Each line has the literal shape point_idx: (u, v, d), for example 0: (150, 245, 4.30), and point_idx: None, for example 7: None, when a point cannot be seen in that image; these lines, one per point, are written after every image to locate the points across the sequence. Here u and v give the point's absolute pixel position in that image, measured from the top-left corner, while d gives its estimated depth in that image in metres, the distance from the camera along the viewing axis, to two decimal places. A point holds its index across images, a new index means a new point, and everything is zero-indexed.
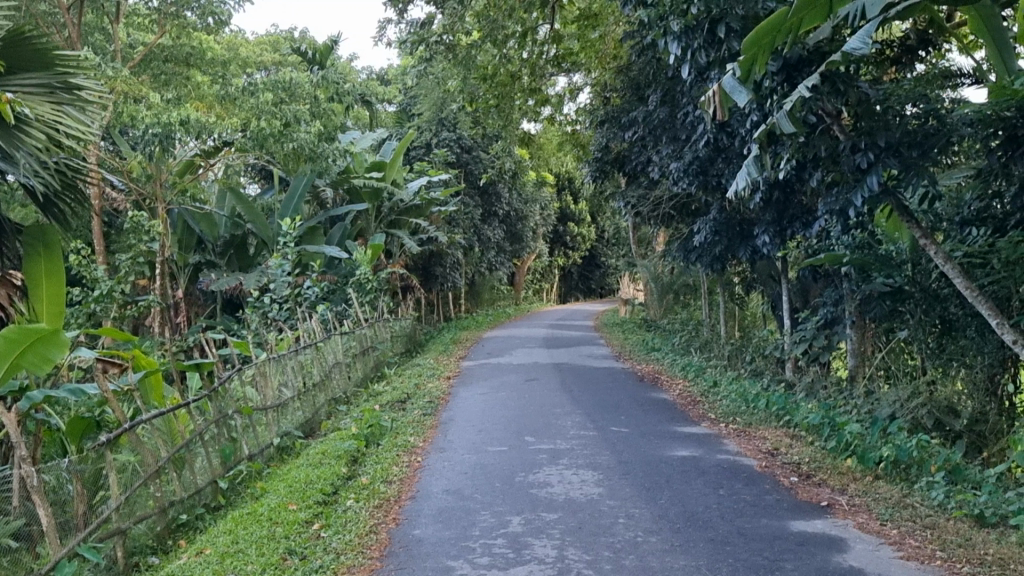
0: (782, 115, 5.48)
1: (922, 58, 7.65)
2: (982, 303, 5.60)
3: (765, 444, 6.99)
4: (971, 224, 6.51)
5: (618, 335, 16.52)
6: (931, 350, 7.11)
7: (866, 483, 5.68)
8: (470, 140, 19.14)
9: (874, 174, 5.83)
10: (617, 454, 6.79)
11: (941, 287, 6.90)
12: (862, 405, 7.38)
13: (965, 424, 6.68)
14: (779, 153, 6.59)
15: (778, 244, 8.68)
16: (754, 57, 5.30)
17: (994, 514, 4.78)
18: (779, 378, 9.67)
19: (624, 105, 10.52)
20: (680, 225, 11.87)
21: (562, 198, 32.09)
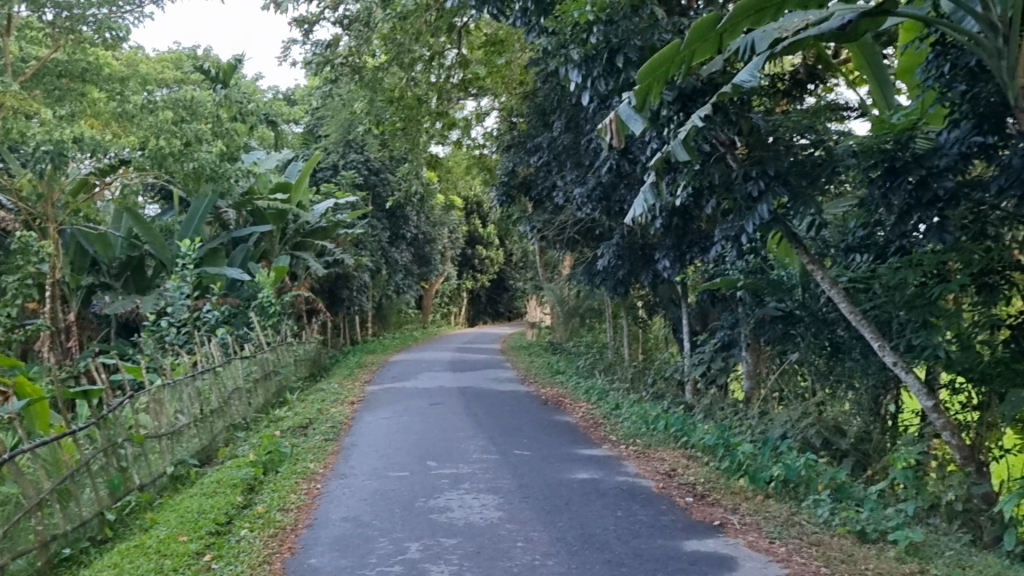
0: (677, 143, 5.59)
1: (811, 91, 8.01)
2: (865, 327, 5.88)
3: (663, 465, 7.13)
4: (856, 250, 6.68)
5: (524, 359, 16.59)
6: (820, 372, 7.40)
7: (758, 502, 5.85)
8: (377, 162, 19.04)
9: (765, 203, 6.07)
10: (518, 477, 6.81)
11: (828, 311, 7.21)
12: (756, 426, 7.61)
13: (851, 443, 6.97)
14: (676, 180, 6.77)
15: (678, 269, 8.90)
16: (649, 88, 5.40)
17: (875, 530, 5.02)
18: (679, 400, 9.88)
19: (530, 131, 10.66)
20: (585, 249, 12.05)
21: (470, 222, 32.20)
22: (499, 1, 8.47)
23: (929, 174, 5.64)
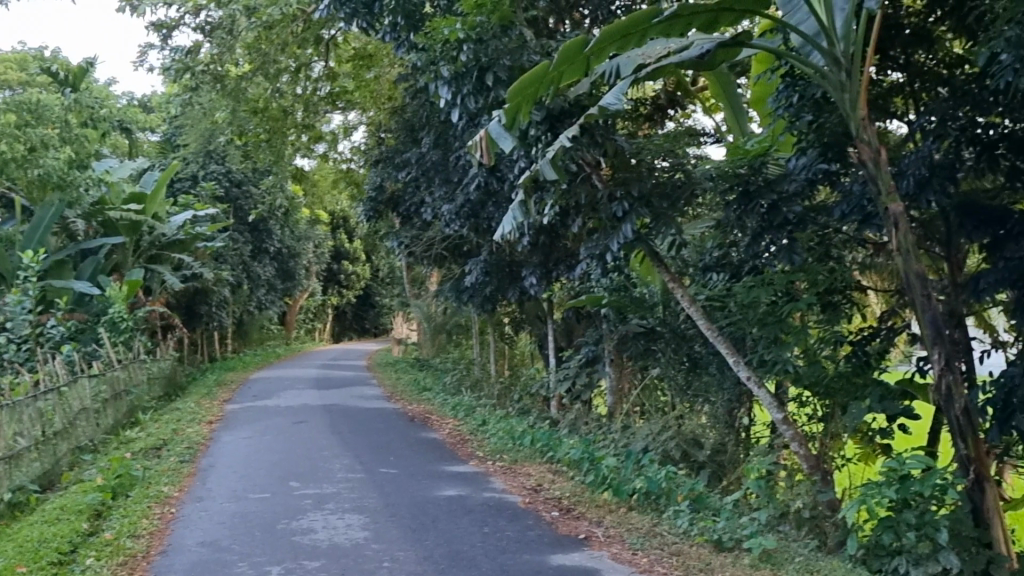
0: (545, 162, 5.68)
1: (671, 116, 8.33)
2: (721, 342, 6.14)
3: (529, 480, 7.19)
4: (712, 269, 6.99)
5: (390, 376, 16.40)
6: (679, 386, 7.65)
7: (622, 515, 5.99)
8: (239, 174, 18.48)
9: (629, 222, 6.25)
10: (384, 496, 6.71)
11: (687, 327, 7.49)
12: (619, 440, 7.80)
13: (707, 455, 7.23)
14: (543, 198, 6.88)
15: (544, 286, 9.04)
16: (518, 107, 5.47)
17: (730, 538, 5.22)
18: (545, 415, 10.01)
19: (399, 146, 10.61)
20: (452, 266, 12.05)
21: (335, 236, 31.70)
22: (369, 15, 8.42)
23: (779, 199, 6.05)
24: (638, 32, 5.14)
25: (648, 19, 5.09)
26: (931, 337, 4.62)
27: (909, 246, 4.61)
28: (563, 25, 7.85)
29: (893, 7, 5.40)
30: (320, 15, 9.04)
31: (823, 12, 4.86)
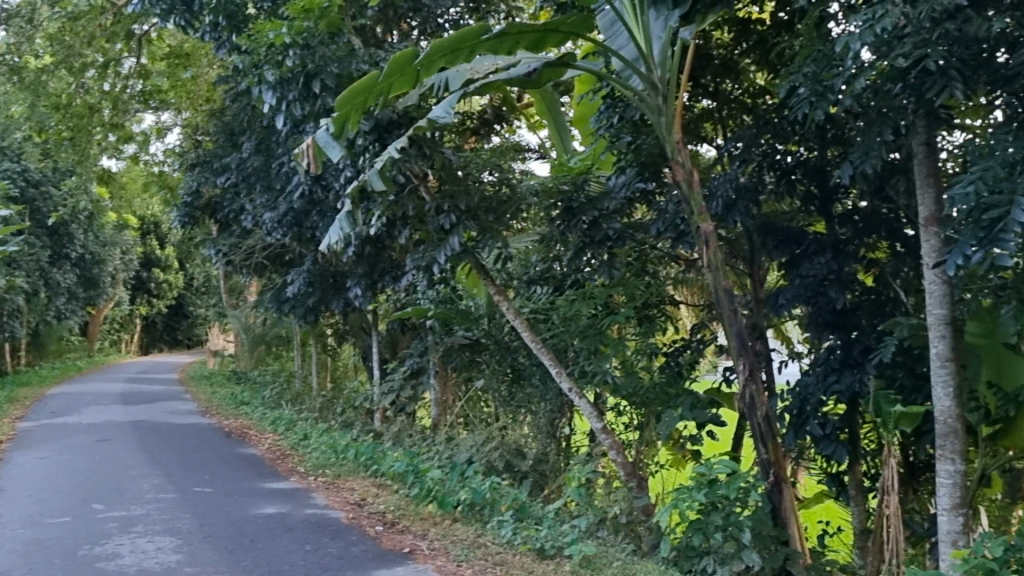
0: (374, 173, 5.62)
1: (497, 131, 8.47)
2: (544, 353, 6.27)
3: (353, 495, 7.06)
4: (536, 282, 7.16)
5: (204, 390, 15.65)
6: (503, 397, 7.74)
7: (446, 526, 6.00)
8: (37, 173, 17.18)
9: (456, 235, 6.27)
10: (197, 516, 6.39)
11: (511, 339, 7.61)
12: (443, 452, 7.82)
13: (530, 465, 7.35)
14: (370, 209, 6.80)
15: (370, 297, 8.91)
16: (346, 116, 5.39)
17: (553, 546, 5.35)
18: (368, 429, 9.86)
19: (218, 150, 10.21)
20: (273, 276, 11.67)
21: (145, 242, 30.02)
22: (187, 13, 8.06)
23: (600, 216, 6.28)
24: (467, 48, 5.16)
25: (477, 35, 5.12)
26: (737, 349, 4.91)
27: (718, 262, 4.92)
28: (391, 36, 7.76)
29: (704, 39, 5.73)
30: (133, 9, 8.57)
31: (642, 40, 5.11)
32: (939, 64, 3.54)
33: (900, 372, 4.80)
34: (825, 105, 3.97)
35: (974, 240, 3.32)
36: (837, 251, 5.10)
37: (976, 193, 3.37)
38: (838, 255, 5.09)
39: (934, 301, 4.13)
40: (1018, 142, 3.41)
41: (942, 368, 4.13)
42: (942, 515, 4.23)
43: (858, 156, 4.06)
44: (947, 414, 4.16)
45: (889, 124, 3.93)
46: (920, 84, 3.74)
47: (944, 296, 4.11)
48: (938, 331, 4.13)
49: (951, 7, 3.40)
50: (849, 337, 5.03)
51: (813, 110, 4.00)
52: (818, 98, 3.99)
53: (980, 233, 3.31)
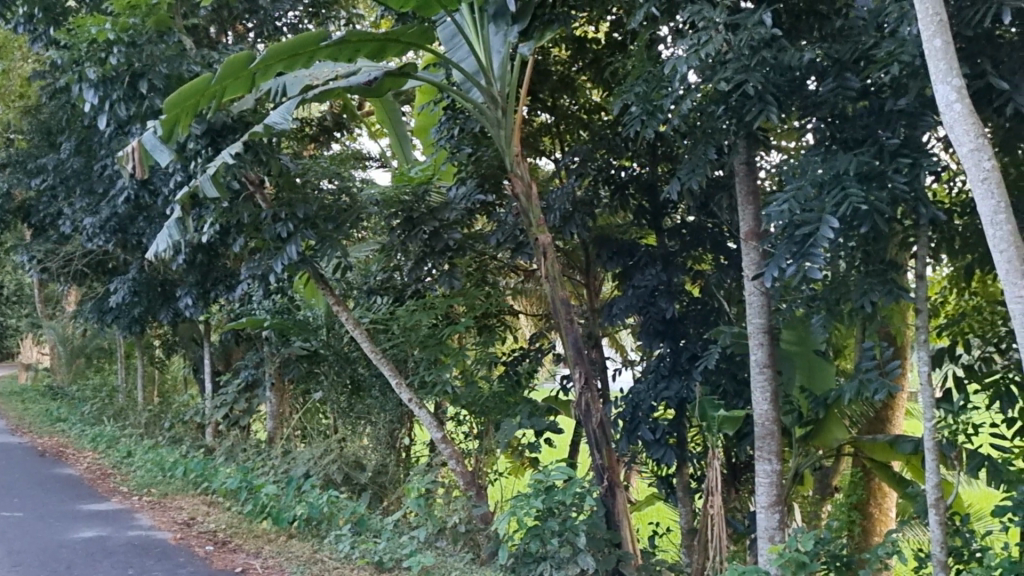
0: (206, 178, 5.40)
1: (337, 138, 8.38)
2: (383, 364, 6.22)
3: (181, 514, 6.73)
4: (376, 292, 6.99)
5: (14, 407, 14.48)
6: (341, 409, 7.58)
7: (280, 543, 5.84)
8: None
9: (294, 243, 6.04)
10: (5, 543, 5.91)
11: (351, 349, 7.49)
12: (279, 466, 7.60)
13: (368, 477, 7.25)
14: (202, 216, 6.54)
15: (201, 307, 8.53)
16: (177, 118, 5.17)
17: (391, 559, 5.32)
18: (199, 444, 9.44)
19: (33, 150, 9.54)
20: (94, 284, 10.99)
21: None
22: None
23: (440, 226, 6.32)
24: (305, 54, 5.08)
25: (316, 41, 5.04)
26: (573, 356, 5.06)
27: (555, 273, 5.04)
28: (225, 36, 7.62)
29: (543, 54, 5.87)
30: None
31: (482, 52, 5.14)
32: (757, 89, 3.75)
33: (723, 378, 5.08)
34: (655, 124, 4.13)
35: (788, 252, 3.63)
36: (667, 262, 5.36)
37: (790, 210, 3.65)
38: (668, 267, 5.34)
39: (754, 311, 4.39)
40: (825, 163, 3.67)
41: (761, 374, 4.40)
42: (760, 512, 4.49)
43: (685, 173, 4.28)
44: (765, 417, 4.43)
45: (713, 143, 4.13)
46: (741, 108, 3.92)
47: (762, 307, 4.37)
48: (758, 338, 4.40)
49: (768, 36, 3.66)
50: (678, 344, 5.26)
51: (644, 128, 4.17)
52: (649, 116, 4.14)
53: (795, 247, 3.61)
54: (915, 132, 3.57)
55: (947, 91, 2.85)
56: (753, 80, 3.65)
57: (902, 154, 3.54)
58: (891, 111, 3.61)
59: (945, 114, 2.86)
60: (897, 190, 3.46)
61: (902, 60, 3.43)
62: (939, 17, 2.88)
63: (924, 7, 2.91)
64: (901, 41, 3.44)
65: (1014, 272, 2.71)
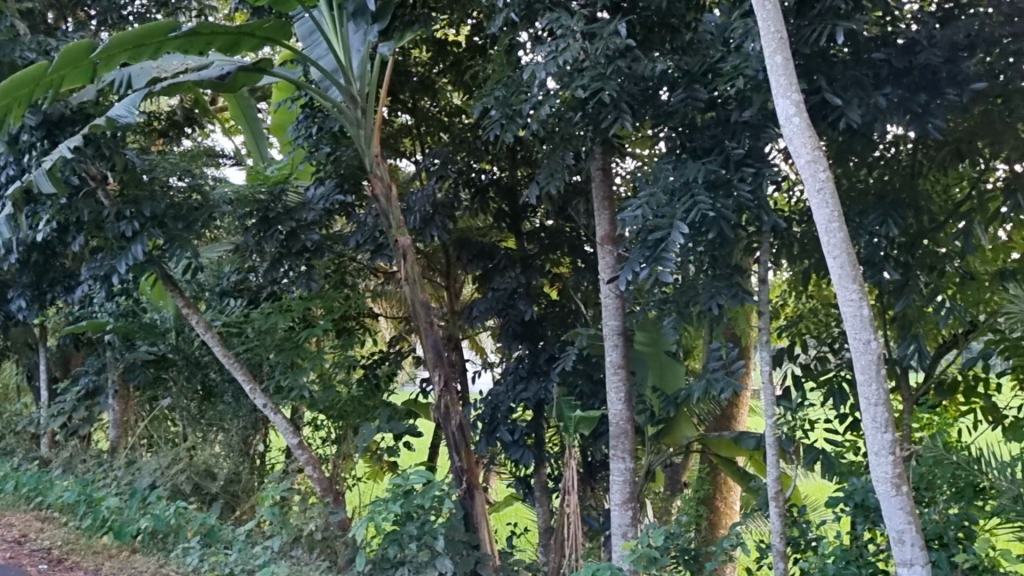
0: (41, 174, 5.05)
1: (188, 134, 8.04)
2: (237, 369, 6.01)
3: (11, 531, 6.27)
4: (229, 295, 6.71)
5: None
6: (191, 416, 7.29)
7: (122, 560, 5.55)
8: None
9: (139, 244, 5.73)
10: None
11: (202, 354, 7.20)
12: (122, 477, 7.21)
13: (220, 486, 6.93)
14: (37, 212, 6.12)
15: (36, 310, 7.99)
16: (8, 108, 4.84)
17: (242, 570, 5.17)
18: (32, 456, 8.82)
19: None
20: None
21: None
22: None
23: (298, 226, 6.19)
24: (154, 45, 4.86)
25: (164, 32, 4.83)
26: (432, 359, 5.04)
27: (415, 275, 5.00)
28: (65, 24, 7.20)
29: (403, 55, 5.83)
30: None
31: (341, 50, 5.00)
32: (612, 98, 3.81)
33: (580, 379, 5.10)
34: (515, 128, 4.19)
35: (642, 257, 3.72)
36: (527, 266, 5.43)
37: (643, 216, 3.73)
38: (527, 270, 5.40)
39: (609, 313, 4.52)
40: (677, 170, 3.79)
41: (616, 375, 4.53)
42: (614, 510, 4.60)
43: (544, 177, 4.36)
44: (619, 417, 4.55)
45: (570, 148, 4.24)
46: (597, 115, 3.94)
47: (617, 309, 4.51)
48: (613, 340, 4.53)
49: (622, 46, 3.77)
50: (536, 346, 5.35)
51: (504, 131, 4.20)
52: (508, 121, 4.18)
53: (647, 252, 3.71)
54: (758, 142, 3.73)
55: (787, 105, 3.01)
56: (609, 88, 3.71)
57: (746, 164, 3.70)
58: (736, 122, 3.76)
59: (785, 127, 3.02)
60: (741, 198, 3.61)
61: (746, 74, 3.60)
62: (781, 34, 3.06)
63: (767, 24, 3.07)
64: (745, 56, 3.61)
65: (846, 276, 2.88)
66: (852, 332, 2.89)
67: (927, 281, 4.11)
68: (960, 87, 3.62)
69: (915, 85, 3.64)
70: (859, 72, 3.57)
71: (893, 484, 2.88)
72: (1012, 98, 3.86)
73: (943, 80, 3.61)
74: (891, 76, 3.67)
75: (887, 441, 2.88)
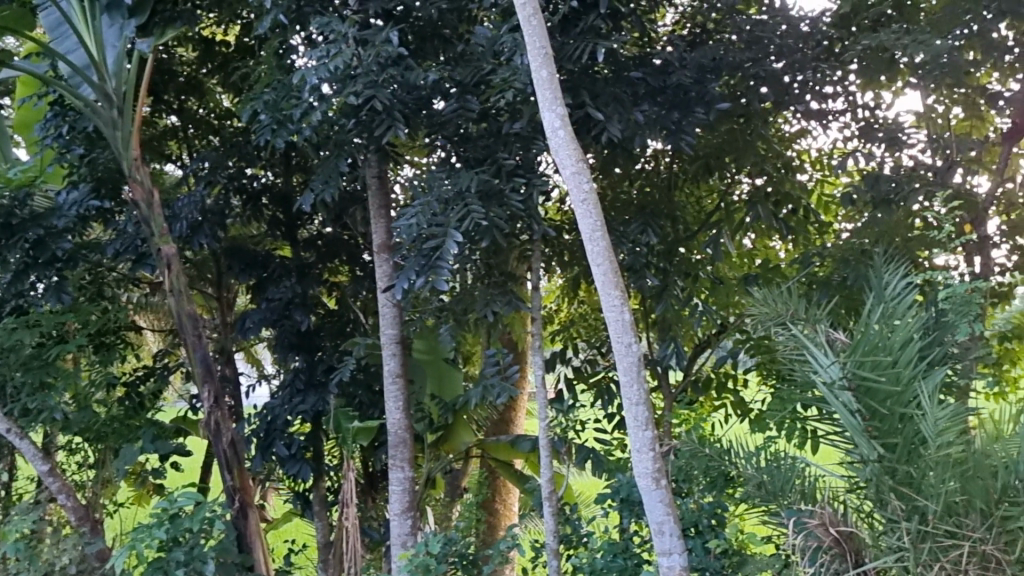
0: None
1: None
2: None
3: None
4: None
5: None
6: None
7: None
8: None
9: None
10: None
11: None
12: None
13: None
14: None
15: None
16: None
17: None
18: None
19: None
20: None
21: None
22: None
23: (46, 234, 5.56)
24: None
25: None
26: (201, 374, 4.79)
27: (181, 286, 4.74)
28: None
29: (166, 52, 5.45)
30: None
31: (94, 45, 4.69)
32: (385, 105, 3.77)
33: (359, 390, 5.03)
34: (286, 134, 4.02)
35: (417, 267, 3.70)
36: (302, 275, 5.24)
37: (418, 224, 3.72)
38: (303, 279, 5.22)
39: (386, 322, 4.44)
40: (451, 179, 3.82)
41: (395, 383, 4.48)
42: (393, 520, 4.54)
43: (319, 184, 4.21)
44: (398, 425, 4.51)
45: (344, 155, 4.11)
46: (370, 122, 3.91)
47: (395, 317, 4.44)
48: (390, 349, 4.47)
49: (394, 55, 3.73)
50: (312, 357, 5.15)
51: (275, 138, 4.03)
52: (279, 126, 4.01)
53: (422, 261, 3.70)
54: (529, 153, 3.83)
55: (552, 118, 3.11)
56: (381, 96, 3.66)
57: (517, 174, 3.80)
58: (508, 133, 3.84)
59: (551, 139, 3.12)
60: (513, 208, 3.70)
61: (515, 87, 3.66)
62: (544, 50, 3.16)
63: (532, 40, 3.16)
64: (514, 69, 3.68)
65: (609, 282, 3.02)
66: (615, 336, 3.03)
67: (683, 286, 4.40)
68: (707, 106, 3.91)
69: (668, 103, 3.92)
70: (618, 89, 3.72)
71: (654, 478, 3.05)
72: (752, 118, 4.28)
73: (692, 99, 3.91)
74: (647, 93, 3.92)
75: (648, 439, 3.05)
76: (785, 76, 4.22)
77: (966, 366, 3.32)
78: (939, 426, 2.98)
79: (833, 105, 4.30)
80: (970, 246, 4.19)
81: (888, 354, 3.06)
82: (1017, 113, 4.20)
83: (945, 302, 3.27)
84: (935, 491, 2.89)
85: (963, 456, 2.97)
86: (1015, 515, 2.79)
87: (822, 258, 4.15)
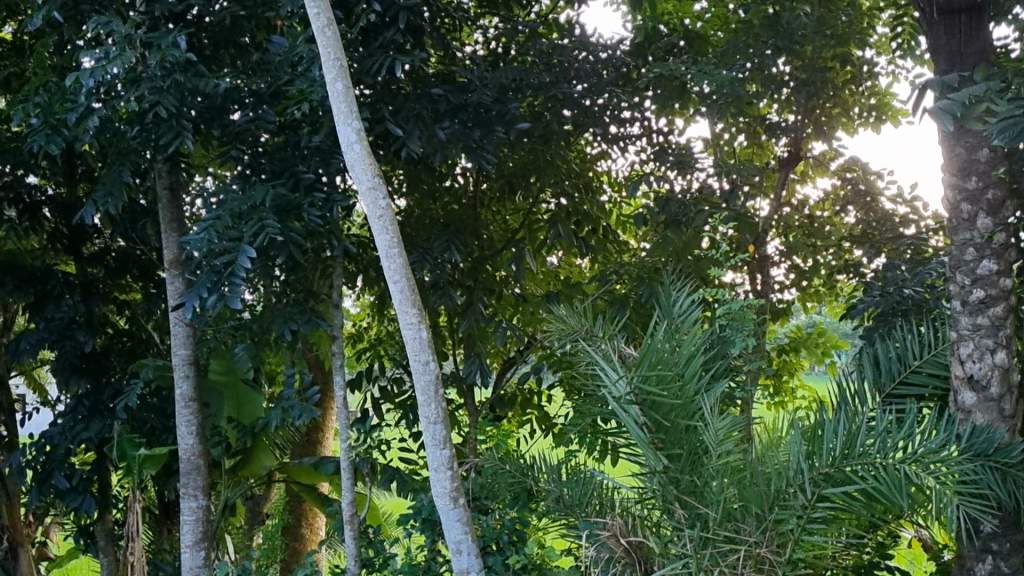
0: None
1: None
2: None
3: None
4: None
5: None
6: None
7: None
8: None
9: None
10: None
11: None
12: None
13: None
14: None
15: None
16: None
17: None
18: None
19: None
20: None
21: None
22: None
23: None
24: None
25: None
26: None
27: None
28: None
29: None
30: None
31: None
32: (171, 112, 3.55)
33: (151, 414, 4.71)
34: (60, 140, 3.70)
35: (208, 283, 3.47)
36: (87, 292, 4.76)
37: (208, 239, 3.50)
38: (88, 296, 4.74)
39: (178, 342, 4.18)
40: (241, 192, 3.65)
41: (187, 408, 4.20)
42: (184, 553, 4.25)
43: (100, 194, 3.85)
44: (190, 452, 4.23)
45: (129, 164, 3.80)
46: (153, 130, 3.65)
47: (187, 337, 4.18)
48: (183, 371, 4.19)
49: (181, 60, 3.52)
50: (99, 382, 4.71)
51: (47, 144, 3.69)
52: (52, 132, 3.68)
53: (213, 277, 3.47)
54: (328, 167, 3.71)
55: (348, 132, 3.05)
56: (166, 102, 3.45)
57: (316, 189, 3.68)
58: (306, 146, 3.71)
59: (346, 154, 3.06)
60: (310, 222, 3.57)
61: (312, 99, 3.53)
62: (339, 63, 3.10)
63: (326, 51, 3.09)
64: (311, 80, 3.53)
65: (405, 300, 2.99)
66: (413, 354, 3.00)
67: (488, 302, 4.43)
68: (508, 126, 3.95)
69: (470, 121, 3.93)
70: (418, 105, 3.72)
71: (451, 497, 3.07)
72: (552, 138, 4.36)
73: (493, 118, 3.94)
74: (448, 110, 3.93)
75: (445, 457, 3.06)
76: (585, 99, 4.34)
77: (746, 378, 3.52)
78: (720, 436, 3.17)
79: (630, 130, 4.48)
80: (752, 264, 4.48)
81: (673, 369, 3.19)
82: (792, 143, 4.52)
83: (725, 318, 3.42)
84: (715, 498, 3.09)
85: (742, 463, 3.17)
86: (786, 518, 2.99)
87: (620, 275, 4.28)
